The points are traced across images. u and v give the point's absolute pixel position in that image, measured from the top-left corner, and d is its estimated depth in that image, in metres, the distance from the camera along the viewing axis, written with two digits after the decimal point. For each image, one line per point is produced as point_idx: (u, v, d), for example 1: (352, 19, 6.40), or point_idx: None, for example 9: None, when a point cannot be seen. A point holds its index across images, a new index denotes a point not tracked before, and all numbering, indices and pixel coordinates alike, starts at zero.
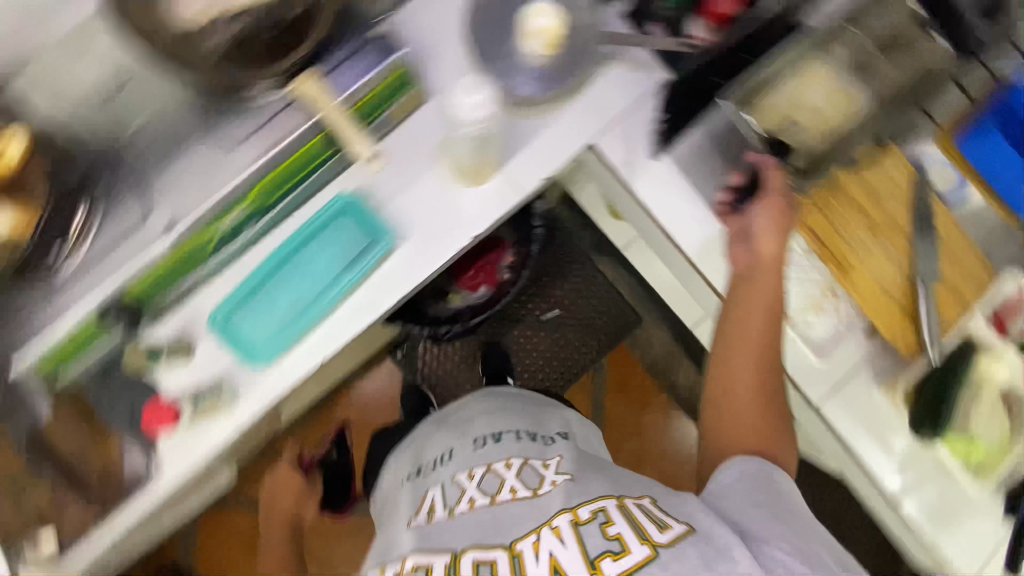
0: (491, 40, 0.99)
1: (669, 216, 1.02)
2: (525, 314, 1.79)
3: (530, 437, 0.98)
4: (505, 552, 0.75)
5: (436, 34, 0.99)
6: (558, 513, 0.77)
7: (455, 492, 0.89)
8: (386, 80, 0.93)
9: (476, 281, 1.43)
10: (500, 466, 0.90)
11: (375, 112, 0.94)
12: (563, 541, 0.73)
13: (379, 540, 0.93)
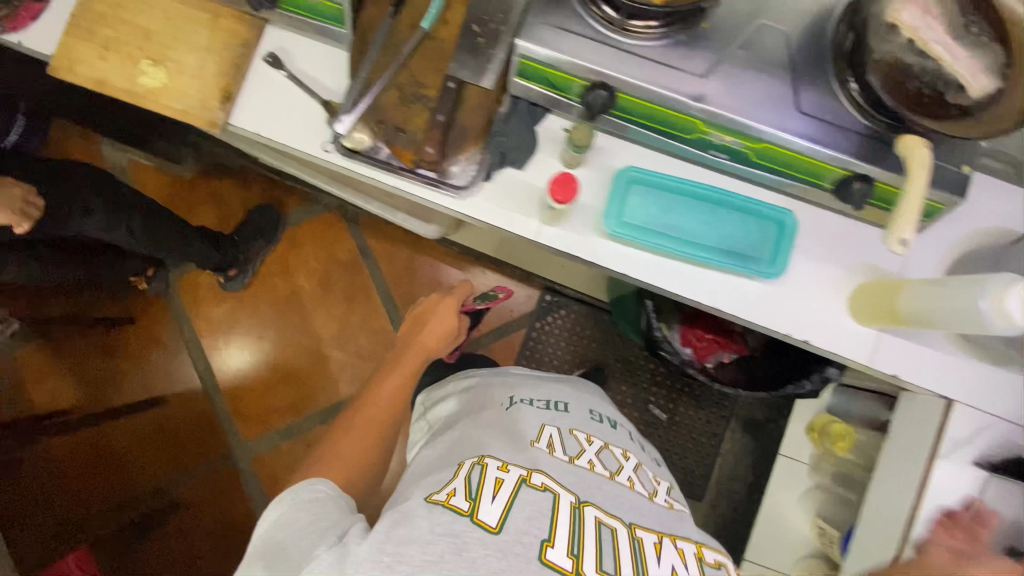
0: (658, 61, 0.70)
1: (828, 333, 0.78)
2: (630, 399, 1.48)
3: (608, 423, 0.90)
4: (571, 498, 0.67)
5: (575, 32, 0.70)
6: (642, 526, 0.69)
7: (576, 445, 0.79)
8: (543, 68, 0.71)
9: (696, 342, 1.09)
10: (611, 446, 0.82)
11: (537, 81, 0.74)
12: (685, 565, 0.66)
13: (486, 434, 0.78)
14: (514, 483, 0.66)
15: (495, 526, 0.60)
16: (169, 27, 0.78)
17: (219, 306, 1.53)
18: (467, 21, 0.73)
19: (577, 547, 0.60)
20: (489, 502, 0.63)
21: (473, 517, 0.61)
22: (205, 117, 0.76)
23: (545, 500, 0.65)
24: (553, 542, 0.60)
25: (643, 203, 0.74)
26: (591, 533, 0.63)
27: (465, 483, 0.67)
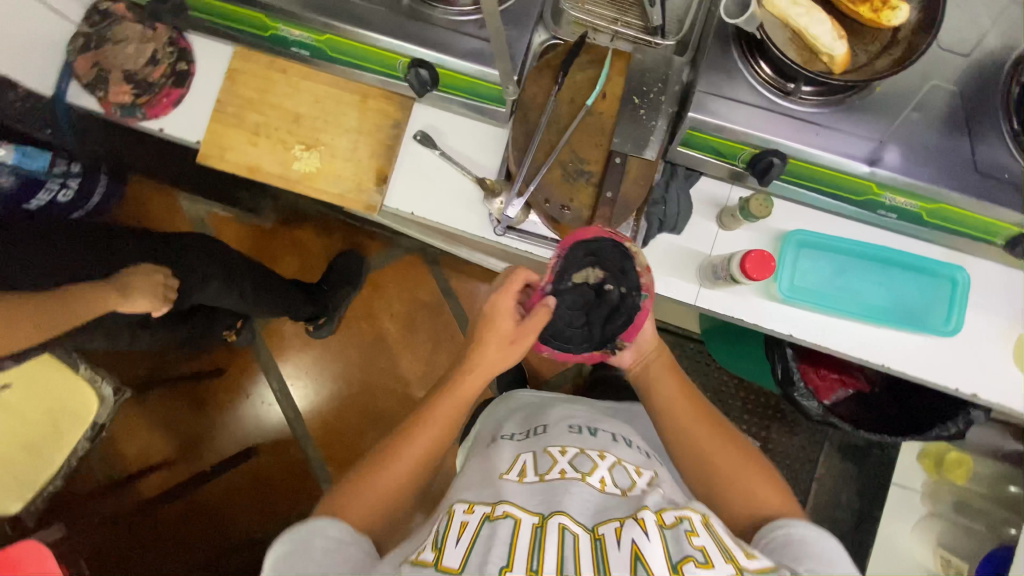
0: (827, 125, 0.69)
1: (997, 389, 0.76)
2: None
3: (589, 432, 0.76)
4: (532, 519, 0.57)
5: (742, 100, 0.69)
6: (603, 521, 0.57)
7: (546, 461, 0.67)
8: (710, 137, 0.71)
9: (823, 381, 1.04)
10: (573, 476, 0.63)
11: (699, 148, 0.73)
12: (647, 535, 0.53)
13: (462, 480, 0.70)
14: (475, 524, 0.57)
15: (458, 567, 0.52)
16: (319, 110, 0.78)
17: (300, 350, 1.52)
18: (627, 94, 0.73)
19: (538, 561, 0.52)
20: (452, 547, 0.54)
21: (437, 566, 0.53)
22: (362, 201, 0.78)
23: (503, 531, 0.55)
24: (512, 564, 0.51)
25: (814, 268, 0.74)
26: (555, 548, 0.53)
27: (433, 536, 0.58)
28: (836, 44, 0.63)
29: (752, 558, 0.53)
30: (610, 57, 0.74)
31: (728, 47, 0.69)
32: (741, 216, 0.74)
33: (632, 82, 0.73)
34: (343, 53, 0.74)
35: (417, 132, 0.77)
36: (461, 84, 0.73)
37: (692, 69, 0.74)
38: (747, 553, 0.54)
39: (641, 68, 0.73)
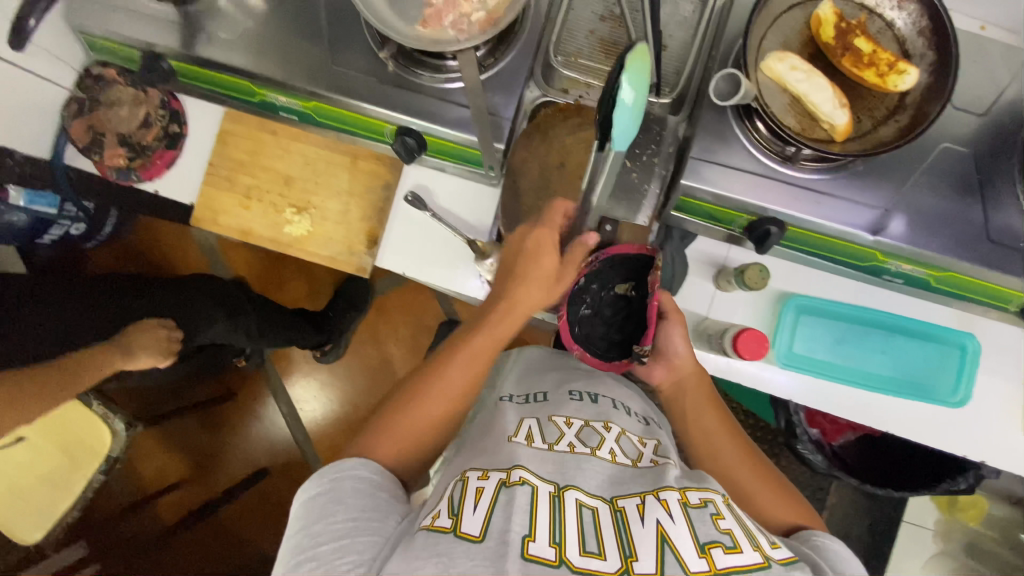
0: (829, 192, 0.66)
1: (1010, 461, 0.72)
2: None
3: (590, 398, 0.65)
4: (547, 487, 0.51)
5: (738, 166, 0.67)
6: (622, 494, 0.53)
7: (553, 430, 0.60)
8: (706, 204, 0.68)
9: (830, 428, 1.00)
10: (597, 451, 0.58)
11: (694, 214, 0.71)
12: (672, 516, 0.49)
13: (471, 454, 0.60)
14: (492, 489, 0.51)
15: (478, 534, 0.47)
16: (309, 172, 0.77)
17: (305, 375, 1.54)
18: (620, 157, 0.71)
19: (560, 531, 0.47)
20: (469, 513, 0.49)
21: (455, 531, 0.47)
22: (353, 263, 0.78)
23: (520, 497, 0.49)
24: (534, 533, 0.46)
25: (815, 334, 0.72)
26: (574, 523, 0.48)
27: (446, 501, 0.52)
28: (837, 113, 0.60)
29: (777, 546, 0.51)
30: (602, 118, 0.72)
31: (724, 110, 0.67)
32: (737, 283, 0.71)
33: (627, 145, 0.71)
34: (332, 120, 0.74)
35: (407, 192, 0.76)
36: (449, 150, 0.72)
37: (690, 128, 0.71)
38: (770, 541, 0.52)
39: (634, 130, 0.71)
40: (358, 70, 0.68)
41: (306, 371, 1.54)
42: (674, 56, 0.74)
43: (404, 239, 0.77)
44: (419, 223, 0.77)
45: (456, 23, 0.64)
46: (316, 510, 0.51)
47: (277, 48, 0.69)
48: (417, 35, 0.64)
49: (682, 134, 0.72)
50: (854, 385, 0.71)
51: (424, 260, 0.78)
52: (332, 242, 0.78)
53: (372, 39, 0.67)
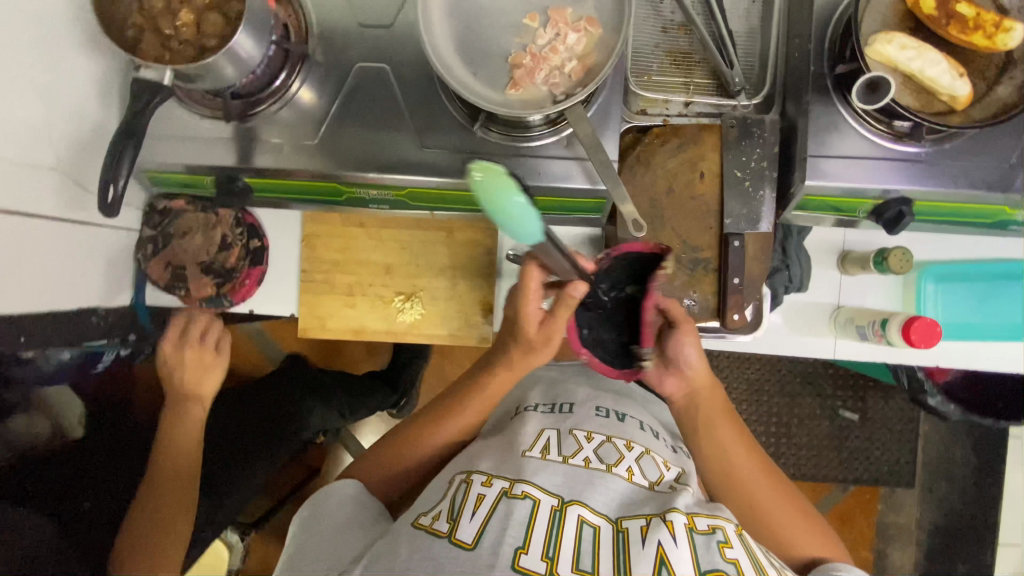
0: (950, 162, 0.65)
1: None
2: (819, 410, 1.41)
3: (618, 417, 0.66)
4: (550, 501, 0.54)
5: (853, 155, 0.65)
6: (628, 514, 0.54)
7: (571, 443, 0.61)
8: (825, 197, 0.68)
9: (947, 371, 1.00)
10: (614, 471, 0.58)
11: (813, 208, 0.71)
12: (676, 539, 0.50)
13: (483, 446, 0.65)
14: (494, 498, 0.54)
15: (471, 542, 0.50)
16: (407, 256, 0.76)
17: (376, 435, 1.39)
18: (727, 170, 0.69)
19: (555, 547, 0.50)
20: (466, 521, 0.52)
21: (451, 539, 0.51)
22: (475, 335, 0.76)
23: (522, 511, 0.52)
24: (527, 546, 0.49)
25: (954, 300, 0.72)
26: (572, 538, 0.51)
27: (448, 503, 0.56)
28: (958, 83, 0.60)
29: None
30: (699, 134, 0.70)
31: (831, 101, 0.65)
32: (873, 267, 0.71)
33: (732, 156, 0.70)
34: (426, 200, 0.71)
35: (511, 251, 0.74)
36: (555, 203, 0.70)
37: (784, 125, 0.71)
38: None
39: (734, 140, 0.70)
40: (449, 148, 0.66)
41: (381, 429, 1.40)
42: (745, 54, 0.74)
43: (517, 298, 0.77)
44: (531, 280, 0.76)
45: (549, 79, 0.61)
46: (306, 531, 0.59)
47: (359, 144, 0.67)
48: (508, 101, 0.62)
49: (786, 131, 0.70)
50: (1005, 340, 0.71)
51: None
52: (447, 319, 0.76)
53: (461, 114, 0.65)
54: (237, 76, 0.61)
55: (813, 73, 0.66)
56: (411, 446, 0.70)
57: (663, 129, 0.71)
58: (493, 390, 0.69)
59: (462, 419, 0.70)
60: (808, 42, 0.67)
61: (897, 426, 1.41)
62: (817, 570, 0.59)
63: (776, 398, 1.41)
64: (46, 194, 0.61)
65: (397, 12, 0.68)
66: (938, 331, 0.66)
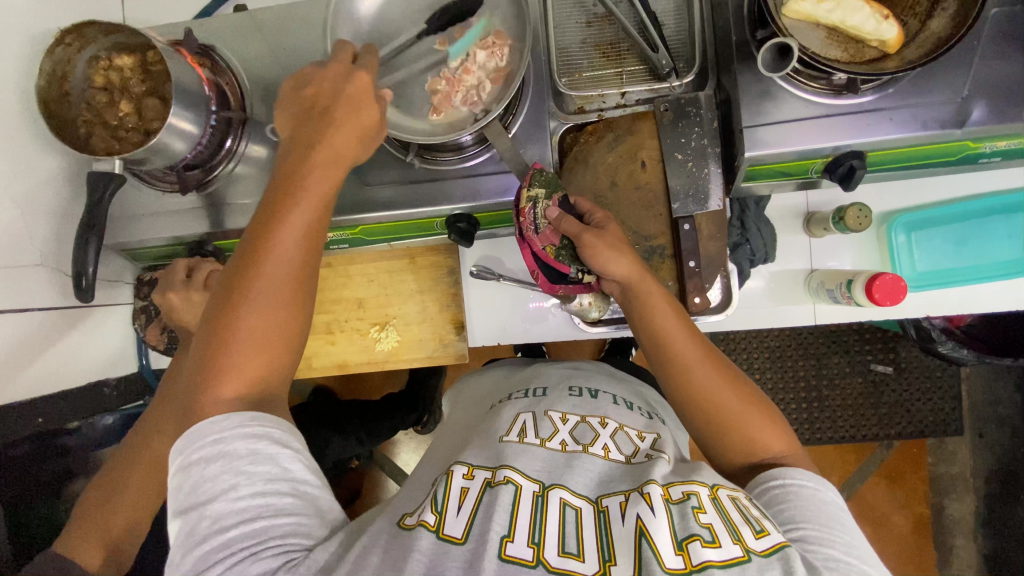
0: (893, 106, 0.62)
1: None
2: (846, 367, 1.33)
3: (590, 394, 0.63)
4: (532, 486, 0.48)
5: (790, 116, 0.64)
6: (608, 492, 0.49)
7: (547, 426, 0.56)
8: (775, 163, 0.66)
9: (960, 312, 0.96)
10: (592, 448, 0.54)
11: (767, 177, 0.69)
12: (653, 509, 0.45)
13: (460, 442, 0.61)
14: (477, 491, 0.49)
15: (461, 536, 0.45)
16: (377, 288, 0.79)
17: (405, 452, 1.36)
18: (668, 154, 0.68)
19: (540, 532, 0.45)
20: (453, 515, 0.47)
21: (438, 533, 0.45)
22: (451, 354, 0.79)
23: (504, 497, 0.47)
24: (513, 533, 0.44)
25: (933, 245, 0.70)
26: (556, 521, 0.46)
27: (430, 498, 0.50)
28: (884, 27, 0.57)
29: (761, 534, 0.44)
30: (634, 122, 0.70)
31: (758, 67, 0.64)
32: (834, 227, 0.70)
33: (670, 138, 0.69)
34: (381, 234, 0.74)
35: (473, 269, 0.77)
36: (503, 216, 0.72)
37: (719, 97, 0.70)
38: (757, 529, 0.45)
39: (669, 121, 0.69)
40: (389, 181, 0.68)
41: (411, 445, 1.36)
42: (675, 32, 0.72)
43: (487, 309, 0.79)
44: (496, 290, 0.78)
45: (467, 99, 0.63)
46: (193, 431, 0.46)
47: None
48: (434, 128, 0.64)
49: (723, 104, 0.69)
50: (992, 280, 0.68)
51: (513, 322, 0.79)
52: (422, 339, 0.79)
53: (394, 148, 0.67)
54: (186, 148, 0.65)
55: (736, 42, 0.64)
56: (229, 307, 0.48)
57: (597, 126, 0.71)
58: (308, 200, 0.50)
59: (282, 257, 0.49)
60: (728, 11, 0.66)
61: (937, 375, 1.32)
62: (782, 471, 0.51)
63: (801, 363, 1.33)
64: (42, 287, 0.68)
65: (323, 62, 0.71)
66: (904, 286, 0.64)
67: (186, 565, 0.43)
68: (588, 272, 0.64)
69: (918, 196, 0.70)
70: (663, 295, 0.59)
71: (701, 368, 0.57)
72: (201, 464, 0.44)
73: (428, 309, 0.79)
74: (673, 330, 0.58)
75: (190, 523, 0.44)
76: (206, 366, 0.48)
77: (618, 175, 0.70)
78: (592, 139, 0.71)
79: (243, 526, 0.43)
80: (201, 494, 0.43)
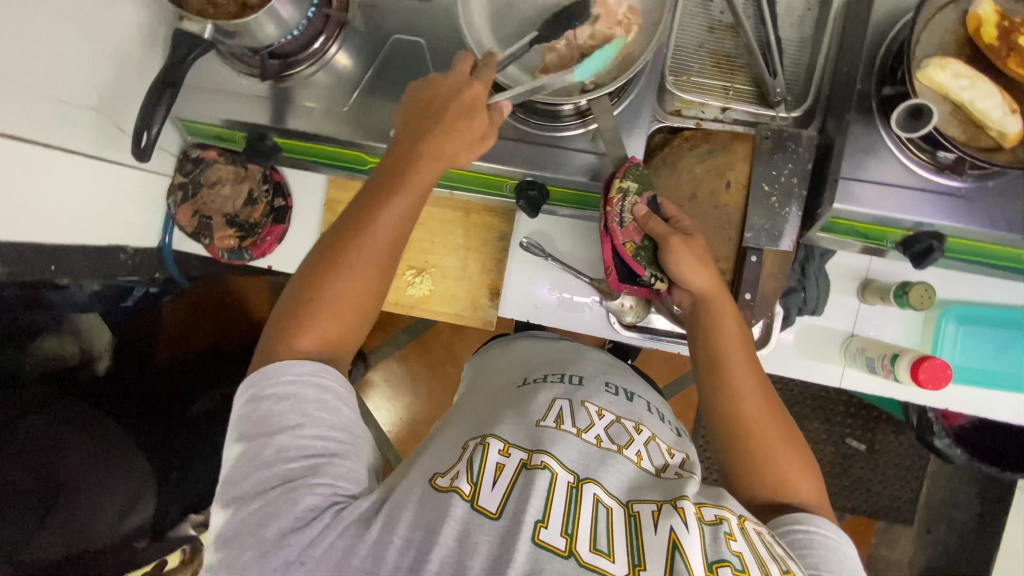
0: (989, 199, 0.62)
1: None
2: (824, 434, 1.35)
3: (626, 396, 0.62)
4: (566, 476, 0.48)
5: (887, 181, 0.63)
6: (639, 498, 0.49)
7: (583, 417, 0.56)
8: (856, 221, 0.66)
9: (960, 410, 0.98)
10: (628, 451, 0.53)
11: (843, 232, 0.69)
12: (688, 526, 0.45)
13: (488, 410, 0.60)
14: (513, 469, 0.48)
15: (495, 511, 0.45)
16: (424, 232, 0.78)
17: (382, 398, 1.32)
18: (755, 182, 0.67)
19: (573, 523, 0.45)
20: (488, 489, 0.47)
21: (472, 503, 0.45)
22: (479, 318, 0.78)
23: (540, 482, 0.46)
24: (548, 519, 0.44)
25: (977, 342, 0.70)
26: (589, 516, 0.45)
27: (466, 463, 0.50)
28: (1009, 120, 0.55)
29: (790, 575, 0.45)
30: (731, 140, 0.68)
31: (873, 122, 0.63)
32: (891, 299, 0.69)
33: (763, 167, 0.68)
34: (446, 180, 0.72)
35: (524, 240, 0.75)
36: (576, 197, 0.70)
37: (821, 141, 0.69)
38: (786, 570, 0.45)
39: (766, 151, 0.68)
40: None
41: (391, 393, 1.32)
42: (793, 63, 0.71)
43: (528, 284, 0.77)
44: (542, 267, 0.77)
45: (579, 66, 0.61)
46: (266, 369, 0.48)
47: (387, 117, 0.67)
48: (537, 84, 0.61)
49: (823, 147, 0.68)
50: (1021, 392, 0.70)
51: (550, 304, 0.77)
52: (456, 295, 0.78)
53: None
54: (278, 33, 0.61)
55: (859, 91, 0.64)
56: (322, 274, 0.51)
57: (693, 134, 0.69)
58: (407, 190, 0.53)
59: (377, 244, 0.52)
60: (858, 58, 0.65)
61: (906, 464, 1.36)
62: (809, 517, 0.51)
63: None
64: (86, 133, 0.63)
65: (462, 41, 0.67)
66: (949, 375, 0.64)
67: (243, 486, 0.45)
68: (661, 279, 0.62)
69: (976, 293, 0.70)
70: (734, 321, 0.60)
71: (751, 399, 0.57)
72: (274, 399, 0.46)
73: (469, 267, 0.78)
74: (734, 354, 0.58)
75: (253, 448, 0.46)
76: (292, 318, 0.50)
77: (701, 189, 0.68)
78: (684, 144, 0.69)
79: (302, 461, 0.45)
80: (270, 426, 0.46)
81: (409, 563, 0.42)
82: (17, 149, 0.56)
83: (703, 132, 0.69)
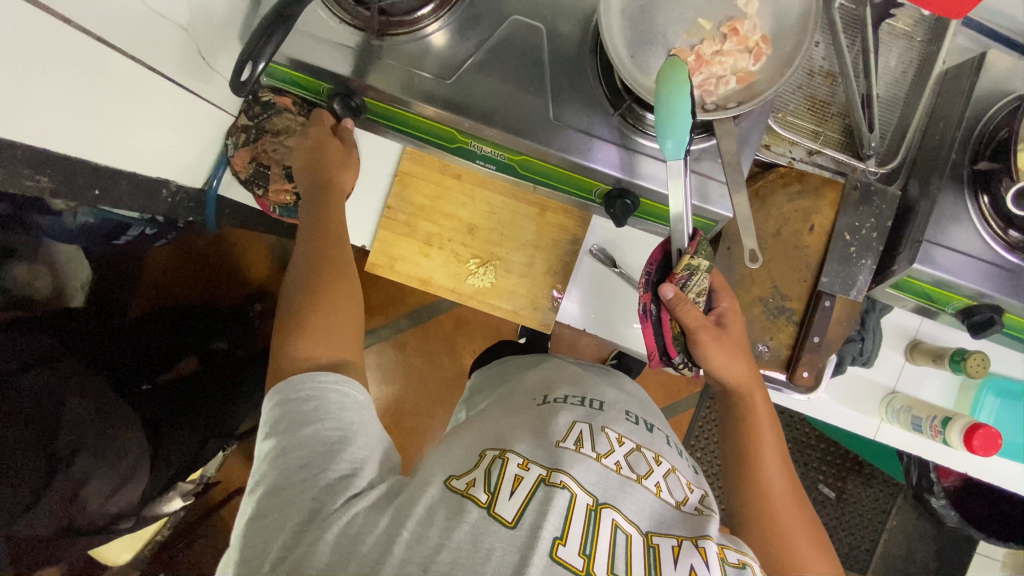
0: None
1: None
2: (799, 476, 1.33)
3: (646, 427, 0.58)
4: (586, 498, 0.45)
5: (966, 251, 0.65)
6: (660, 531, 0.46)
7: (603, 443, 0.52)
8: (929, 285, 0.67)
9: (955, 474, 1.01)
10: (647, 480, 0.50)
11: (911, 292, 0.70)
12: (708, 566, 0.43)
13: (507, 422, 0.55)
14: (532, 483, 0.46)
15: (511, 520, 0.43)
16: (495, 223, 0.75)
17: (370, 383, 1.20)
18: (839, 230, 0.69)
19: (591, 544, 0.43)
20: (506, 497, 0.45)
21: (489, 510, 0.44)
22: (537, 319, 0.76)
23: (558, 501, 0.44)
24: (566, 537, 0.42)
25: (1009, 420, 0.74)
26: (607, 542, 0.43)
27: (484, 470, 0.48)
28: None
29: None
30: (823, 186, 0.69)
31: (961, 192, 0.65)
32: (945, 362, 0.72)
33: (848, 216, 0.69)
34: (536, 174, 0.70)
35: (595, 247, 0.75)
36: (662, 213, 0.69)
37: (902, 203, 0.71)
38: None
39: (854, 202, 0.69)
40: (580, 128, 0.64)
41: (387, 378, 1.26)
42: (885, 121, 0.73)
43: (591, 292, 0.76)
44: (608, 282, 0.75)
45: (704, 84, 0.59)
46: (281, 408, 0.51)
47: (491, 98, 0.63)
48: None
49: (906, 207, 0.70)
50: None
51: (610, 315, 0.76)
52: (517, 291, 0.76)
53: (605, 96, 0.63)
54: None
55: (953, 160, 0.66)
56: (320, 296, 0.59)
57: (788, 172, 0.70)
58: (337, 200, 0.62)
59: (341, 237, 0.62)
60: (956, 130, 0.67)
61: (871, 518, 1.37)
62: None
63: None
64: (171, 56, 0.58)
65: (584, 34, 0.64)
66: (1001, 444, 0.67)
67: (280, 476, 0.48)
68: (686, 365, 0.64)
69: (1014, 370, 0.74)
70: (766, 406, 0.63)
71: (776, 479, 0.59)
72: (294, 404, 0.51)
73: (535, 265, 0.76)
74: (768, 458, 0.60)
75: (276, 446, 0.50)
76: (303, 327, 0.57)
77: (785, 227, 0.70)
78: (776, 180, 0.70)
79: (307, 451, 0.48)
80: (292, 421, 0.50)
81: (421, 556, 0.41)
82: (97, 53, 0.49)
83: (796, 172, 0.70)
